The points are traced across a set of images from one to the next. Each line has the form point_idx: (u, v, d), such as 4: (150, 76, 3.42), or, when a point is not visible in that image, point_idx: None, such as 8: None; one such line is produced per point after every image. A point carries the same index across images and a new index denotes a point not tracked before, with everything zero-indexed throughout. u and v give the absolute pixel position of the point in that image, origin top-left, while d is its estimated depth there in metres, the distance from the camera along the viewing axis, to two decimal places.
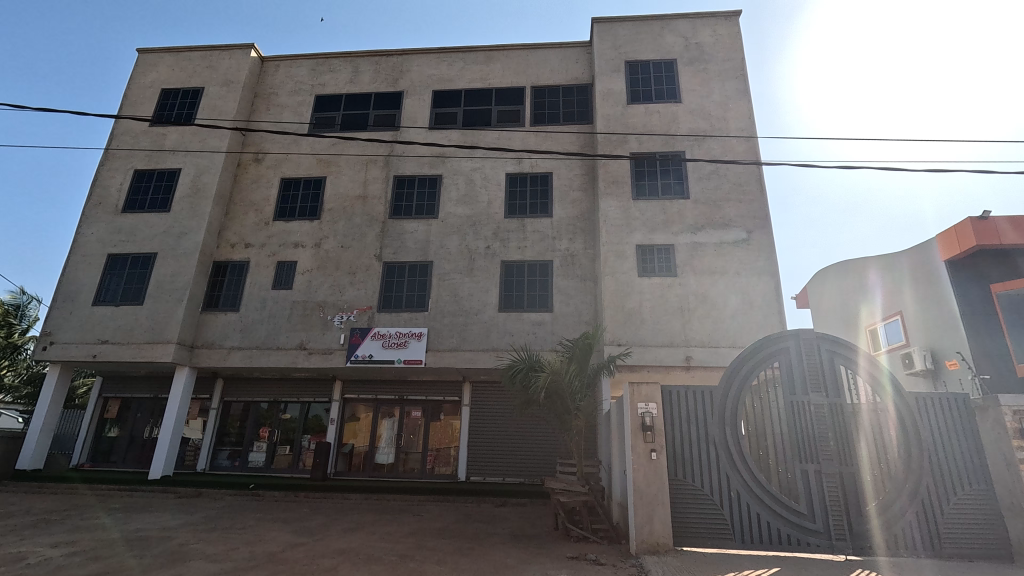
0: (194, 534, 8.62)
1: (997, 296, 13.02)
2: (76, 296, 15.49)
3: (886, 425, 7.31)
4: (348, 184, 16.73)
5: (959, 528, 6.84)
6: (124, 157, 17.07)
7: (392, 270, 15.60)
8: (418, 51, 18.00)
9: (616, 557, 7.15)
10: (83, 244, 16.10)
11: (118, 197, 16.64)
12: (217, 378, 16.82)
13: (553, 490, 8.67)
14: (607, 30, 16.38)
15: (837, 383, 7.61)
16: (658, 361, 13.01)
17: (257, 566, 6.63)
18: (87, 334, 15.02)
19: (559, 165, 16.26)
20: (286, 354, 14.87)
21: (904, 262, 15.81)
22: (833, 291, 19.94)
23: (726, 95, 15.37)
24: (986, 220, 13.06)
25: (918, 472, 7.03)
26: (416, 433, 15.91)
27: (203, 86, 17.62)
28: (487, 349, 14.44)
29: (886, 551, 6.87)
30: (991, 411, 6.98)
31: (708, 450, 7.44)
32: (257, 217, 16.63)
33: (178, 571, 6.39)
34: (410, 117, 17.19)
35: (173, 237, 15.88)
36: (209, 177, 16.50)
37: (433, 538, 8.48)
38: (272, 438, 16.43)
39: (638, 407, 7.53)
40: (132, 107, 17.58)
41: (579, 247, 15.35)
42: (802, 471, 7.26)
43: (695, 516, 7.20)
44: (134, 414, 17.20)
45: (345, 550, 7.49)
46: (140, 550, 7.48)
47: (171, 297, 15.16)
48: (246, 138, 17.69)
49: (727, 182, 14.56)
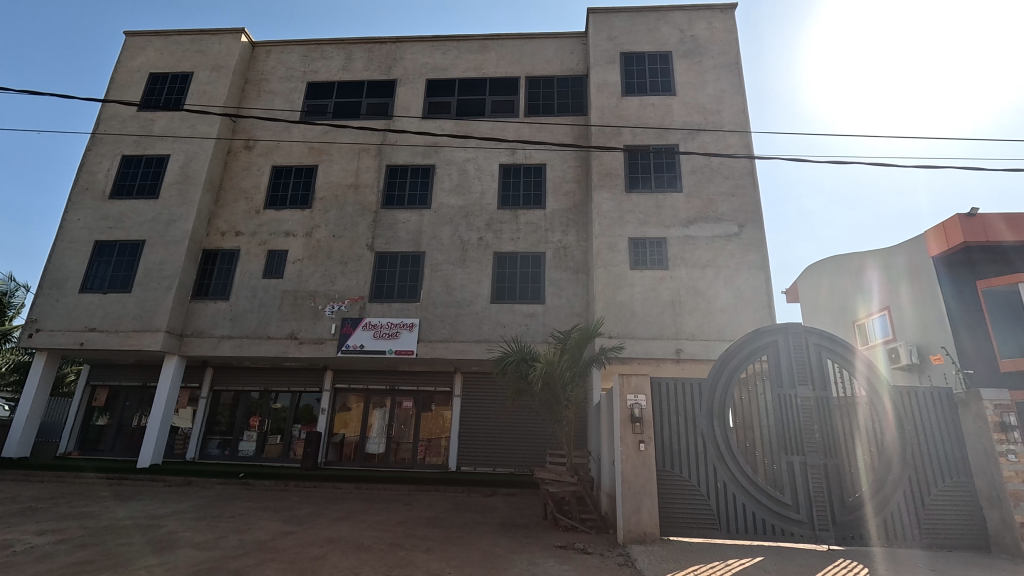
0: (183, 521, 8.62)
1: (983, 293, 13.24)
2: (63, 284, 15.28)
3: (874, 418, 7.42)
4: (341, 173, 16.58)
5: (942, 516, 6.98)
6: (112, 142, 16.77)
7: (383, 261, 15.53)
8: (412, 39, 17.80)
9: (604, 546, 7.20)
10: (69, 230, 15.86)
11: (105, 183, 16.38)
12: (206, 367, 16.74)
13: (541, 480, 8.74)
14: (603, 21, 16.26)
15: (824, 377, 7.72)
16: (648, 354, 13.13)
17: (246, 554, 6.63)
18: (74, 322, 14.85)
19: (552, 156, 16.24)
20: (277, 344, 14.80)
21: (898, 258, 15.93)
22: (829, 286, 20.01)
23: (721, 89, 15.36)
24: (975, 218, 13.29)
25: (905, 462, 7.15)
26: (407, 424, 15.94)
27: (192, 70, 17.32)
28: (479, 340, 14.47)
29: (875, 539, 6.99)
30: (974, 405, 7.09)
31: (696, 441, 7.52)
32: (248, 205, 16.47)
33: (165, 559, 6.39)
34: (402, 107, 17.00)
35: (162, 224, 15.69)
36: (199, 163, 16.26)
37: (422, 527, 8.54)
38: (262, 428, 16.39)
39: (628, 398, 7.56)
40: (120, 90, 17.24)
41: (572, 240, 15.32)
42: (788, 462, 7.36)
43: (679, 505, 7.31)
44: (123, 403, 17.08)
45: (334, 538, 7.50)
46: (127, 538, 7.46)
47: (160, 286, 14.99)
48: (237, 125, 17.46)
49: (720, 176, 14.60)
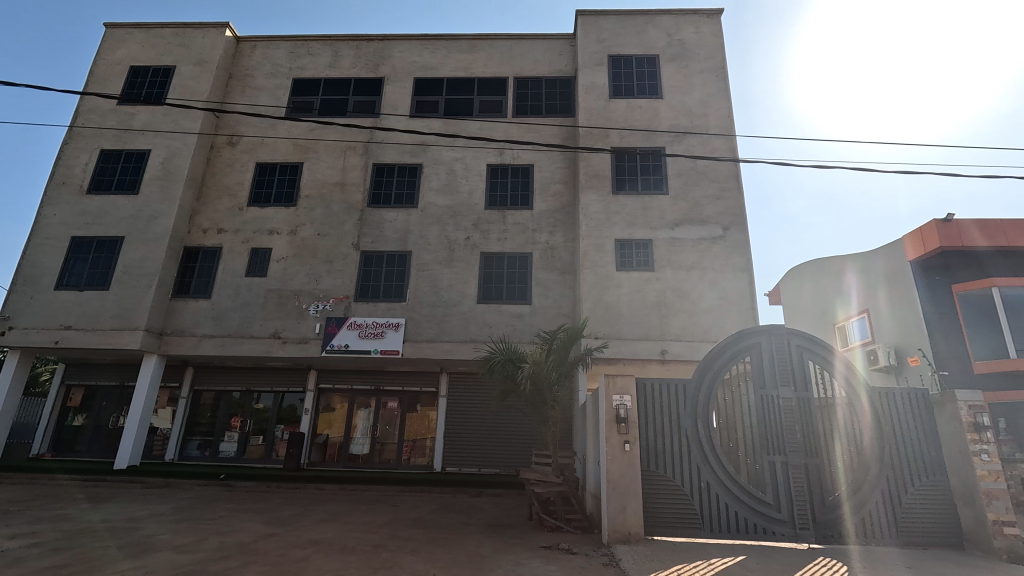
0: (162, 524, 8.43)
1: (957, 297, 13.71)
2: (38, 280, 14.88)
3: (854, 418, 7.56)
4: (327, 170, 16.40)
5: (918, 514, 7.14)
6: (90, 136, 16.38)
7: (370, 260, 15.40)
8: (400, 37, 17.69)
9: (589, 546, 7.24)
10: (45, 225, 15.45)
11: (83, 177, 16.01)
12: (187, 366, 16.43)
13: (527, 481, 8.73)
14: (592, 24, 16.35)
15: (805, 378, 7.84)
16: (634, 354, 13.22)
17: (228, 557, 6.52)
18: (50, 320, 14.47)
19: (540, 157, 16.28)
20: (261, 343, 14.60)
21: (878, 261, 16.16)
22: (809, 289, 20.36)
23: (707, 93, 15.53)
24: (951, 223, 13.61)
25: (882, 462, 7.30)
26: (392, 424, 15.84)
27: (175, 64, 17.00)
28: (466, 340, 14.43)
29: (854, 537, 7.13)
30: (949, 405, 7.26)
31: (679, 441, 7.60)
32: (231, 202, 16.22)
33: (143, 563, 6.25)
34: (390, 105, 16.91)
35: (142, 220, 15.36)
36: (181, 159, 15.97)
37: (407, 528, 8.47)
38: (244, 428, 16.16)
39: (614, 398, 7.61)
40: (99, 83, 16.84)
41: (559, 241, 15.36)
42: (770, 462, 7.47)
43: (663, 504, 7.38)
44: (100, 402, 16.70)
45: (318, 540, 7.40)
46: (103, 542, 7.27)
47: (139, 283, 14.68)
48: (220, 121, 17.21)
49: (706, 179, 14.75)
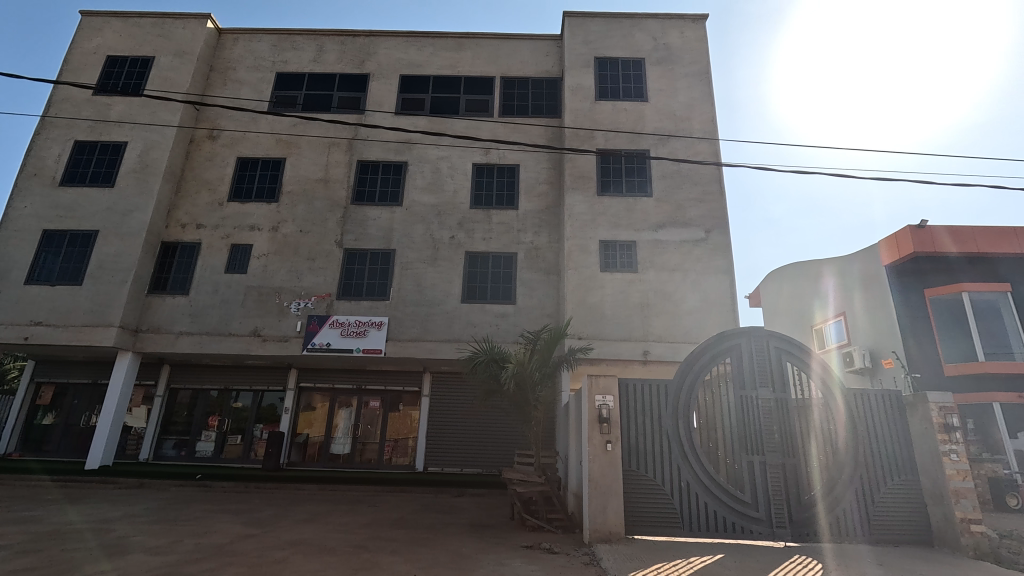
0: (135, 525, 8.23)
1: (930, 301, 14.11)
2: (6, 274, 14.40)
3: (829, 419, 7.72)
4: (310, 166, 16.19)
5: (890, 512, 7.32)
6: (63, 127, 15.92)
7: (353, 258, 15.25)
8: (386, 34, 17.56)
9: (570, 546, 7.26)
10: (14, 218, 14.96)
11: (56, 169, 15.55)
12: (163, 364, 16.07)
13: (509, 481, 8.73)
14: (579, 26, 16.43)
15: (783, 379, 7.97)
16: (617, 355, 13.31)
17: (204, 559, 6.39)
18: (19, 315, 14.02)
19: (526, 158, 16.30)
20: (240, 341, 14.35)
21: (854, 265, 16.54)
22: (788, 292, 20.73)
23: (692, 97, 15.72)
24: (924, 229, 14.03)
25: (856, 462, 7.47)
26: (374, 424, 15.71)
27: (154, 55, 16.61)
28: (449, 339, 14.38)
29: (828, 535, 7.29)
30: (921, 407, 7.45)
31: (660, 441, 7.67)
32: (211, 197, 15.91)
33: (114, 566, 6.09)
34: (375, 101, 16.76)
35: (118, 214, 14.98)
36: (159, 153, 15.61)
37: (387, 529, 8.39)
38: (222, 428, 15.86)
39: (596, 398, 7.65)
40: (73, 72, 16.37)
41: (544, 241, 15.39)
42: (748, 462, 7.58)
43: (644, 503, 7.44)
44: (70, 401, 16.22)
45: (297, 541, 7.30)
46: (73, 544, 7.07)
47: (113, 279, 14.31)
48: (200, 114, 16.86)
49: (690, 182, 14.93)
